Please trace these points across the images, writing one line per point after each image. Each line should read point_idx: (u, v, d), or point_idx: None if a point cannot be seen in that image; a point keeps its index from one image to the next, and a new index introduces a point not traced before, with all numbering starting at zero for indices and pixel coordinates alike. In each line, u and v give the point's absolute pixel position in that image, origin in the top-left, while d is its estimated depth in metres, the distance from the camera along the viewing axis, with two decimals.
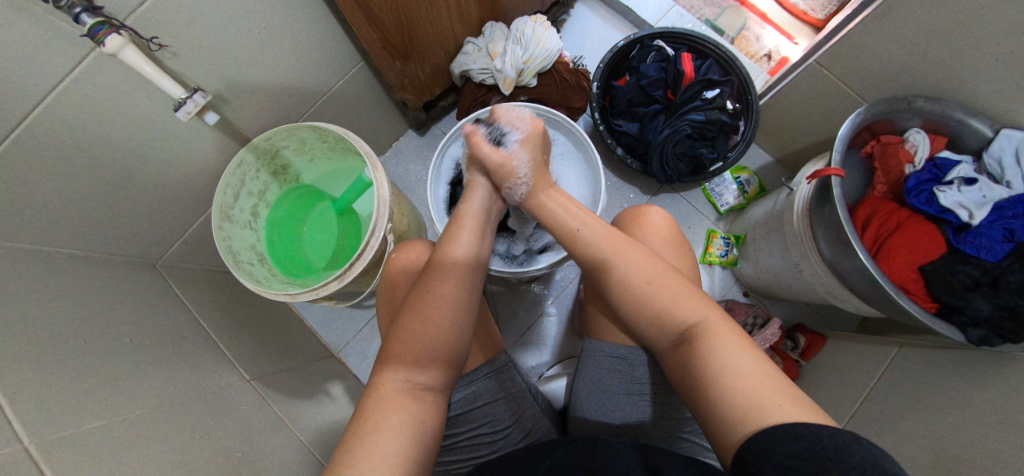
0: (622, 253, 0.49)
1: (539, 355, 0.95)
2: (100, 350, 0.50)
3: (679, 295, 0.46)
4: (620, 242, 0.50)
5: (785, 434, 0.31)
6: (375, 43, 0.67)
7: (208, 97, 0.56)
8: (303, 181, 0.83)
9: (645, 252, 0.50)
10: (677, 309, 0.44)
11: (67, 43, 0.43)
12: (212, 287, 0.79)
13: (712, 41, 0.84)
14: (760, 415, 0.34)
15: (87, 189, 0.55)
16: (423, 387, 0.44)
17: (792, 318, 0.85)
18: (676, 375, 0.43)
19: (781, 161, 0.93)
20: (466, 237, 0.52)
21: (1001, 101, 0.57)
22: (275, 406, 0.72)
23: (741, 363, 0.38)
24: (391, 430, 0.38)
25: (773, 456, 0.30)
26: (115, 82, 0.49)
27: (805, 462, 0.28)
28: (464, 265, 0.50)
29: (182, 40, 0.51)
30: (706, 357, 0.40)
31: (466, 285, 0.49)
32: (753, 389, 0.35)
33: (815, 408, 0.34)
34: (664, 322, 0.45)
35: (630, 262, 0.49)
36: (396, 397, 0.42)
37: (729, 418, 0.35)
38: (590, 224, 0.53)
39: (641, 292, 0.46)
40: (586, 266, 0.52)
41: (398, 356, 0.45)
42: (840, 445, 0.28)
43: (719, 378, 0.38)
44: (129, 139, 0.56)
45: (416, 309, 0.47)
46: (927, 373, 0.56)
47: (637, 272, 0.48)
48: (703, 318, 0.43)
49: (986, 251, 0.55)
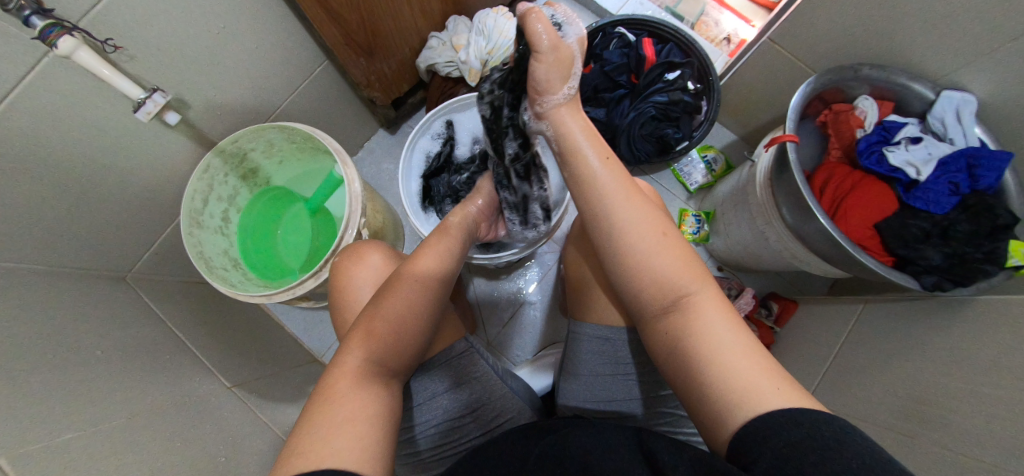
0: (634, 202, 0.46)
1: (523, 344, 0.96)
2: (69, 362, 0.49)
3: (679, 260, 0.44)
4: (633, 193, 0.46)
5: (786, 422, 0.30)
6: (338, 40, 0.67)
7: (168, 96, 0.55)
8: (274, 184, 0.82)
9: (649, 207, 0.46)
10: (678, 275, 0.42)
11: (17, 48, 0.42)
12: (186, 297, 0.77)
13: (671, 25, 0.86)
14: (753, 399, 0.34)
15: (48, 201, 0.53)
16: (383, 368, 0.43)
17: (765, 289, 0.88)
18: (663, 345, 0.42)
19: (745, 138, 0.96)
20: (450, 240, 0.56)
21: (937, 64, 0.60)
22: (260, 412, 0.71)
23: (732, 342, 0.38)
24: (354, 409, 0.37)
25: (772, 444, 0.30)
26: (69, 87, 0.48)
27: (805, 451, 0.28)
28: (431, 276, 0.50)
29: (138, 43, 0.51)
30: (698, 332, 0.39)
31: (439, 288, 0.50)
32: (748, 371, 0.35)
33: (801, 389, 0.35)
34: (661, 287, 0.43)
35: (640, 214, 0.45)
36: (357, 384, 0.39)
37: (722, 403, 0.35)
38: (610, 162, 0.48)
39: (645, 246, 0.43)
40: (589, 210, 0.47)
41: (365, 342, 0.43)
42: (839, 433, 0.28)
43: (714, 357, 0.37)
44: (88, 147, 0.55)
45: (383, 302, 0.46)
46: (889, 326, 0.59)
47: (646, 228, 0.44)
48: (696, 291, 0.42)
49: (934, 205, 0.57)
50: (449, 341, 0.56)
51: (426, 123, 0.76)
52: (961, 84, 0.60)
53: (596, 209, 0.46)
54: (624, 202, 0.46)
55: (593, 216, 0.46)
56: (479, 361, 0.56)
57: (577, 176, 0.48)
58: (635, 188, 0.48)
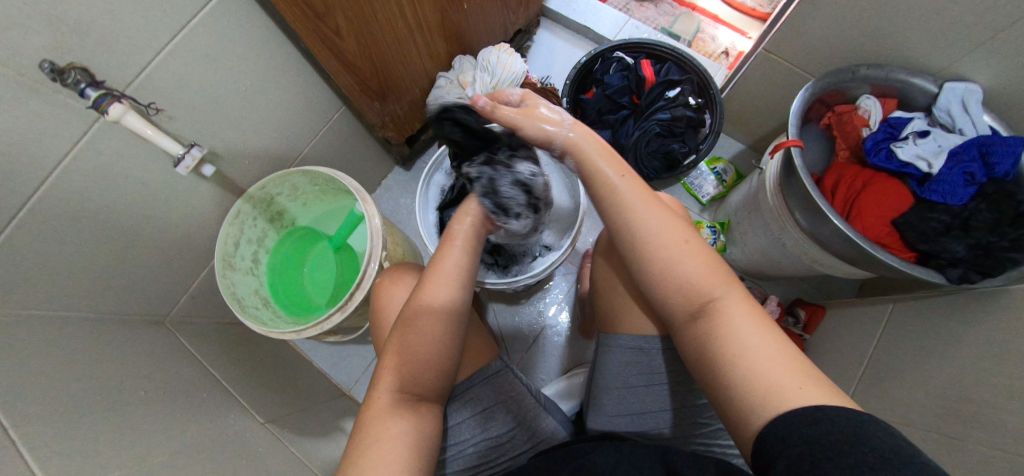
0: (654, 211, 0.47)
1: (547, 368, 0.95)
2: (113, 403, 0.51)
3: (706, 266, 0.44)
4: (653, 202, 0.47)
5: (808, 419, 0.31)
6: (353, 86, 0.72)
7: (204, 149, 0.59)
8: (298, 225, 0.87)
9: (674, 215, 0.47)
10: (703, 281, 0.43)
11: (74, 118, 0.48)
12: (220, 338, 0.81)
13: (668, 45, 0.89)
14: (778, 398, 0.34)
15: (95, 253, 0.58)
16: (415, 395, 0.46)
17: (791, 295, 0.86)
18: (692, 349, 0.43)
19: (753, 146, 0.97)
20: (457, 251, 0.54)
21: (935, 58, 0.60)
22: (292, 446, 0.72)
23: (756, 344, 0.38)
24: (392, 440, 0.41)
25: (795, 441, 0.31)
26: (117, 148, 0.54)
27: (824, 447, 0.29)
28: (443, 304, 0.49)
29: (176, 105, 0.56)
30: (726, 336, 0.40)
31: (455, 308, 0.50)
32: (773, 373, 0.36)
33: (832, 390, 0.35)
34: (689, 292, 0.43)
35: (660, 222, 0.46)
36: (389, 409, 0.43)
37: (749, 402, 0.36)
38: (629, 175, 0.49)
39: (673, 253, 0.44)
40: (609, 222, 0.48)
41: (395, 366, 0.46)
42: (861, 429, 0.29)
43: (740, 360, 0.38)
44: (132, 201, 0.60)
45: (405, 325, 0.48)
46: (923, 325, 0.57)
47: (670, 234, 0.45)
48: (723, 294, 0.42)
49: (951, 196, 0.56)
50: (486, 360, 0.56)
51: (439, 160, 0.81)
52: (963, 75, 0.60)
53: (619, 220, 0.47)
54: (643, 212, 0.47)
55: (613, 226, 0.48)
56: (513, 379, 0.56)
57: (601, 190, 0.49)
58: (656, 197, 0.48)
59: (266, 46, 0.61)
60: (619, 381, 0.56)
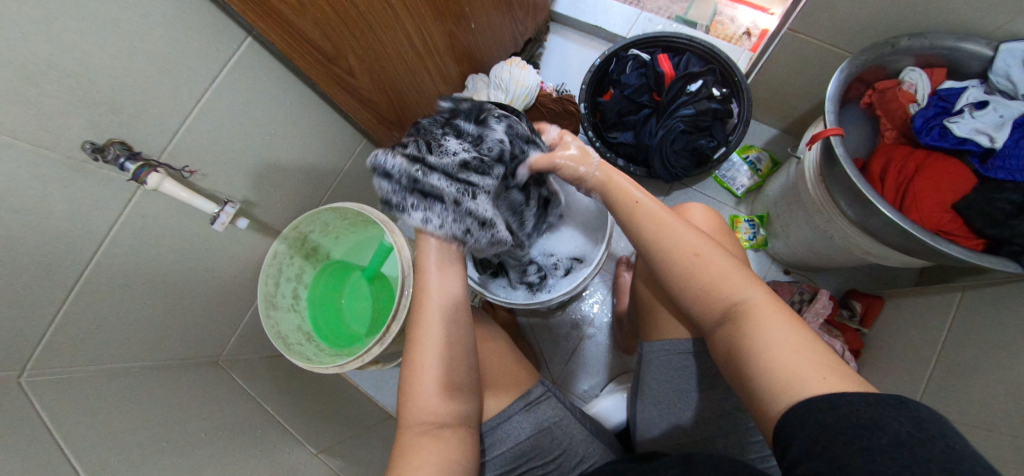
0: (670, 228, 0.46)
1: (590, 378, 0.93)
2: (181, 447, 0.55)
3: (725, 271, 0.43)
4: (674, 218, 0.48)
5: (822, 406, 0.29)
6: (370, 120, 0.77)
7: (237, 205, 0.62)
8: (333, 258, 0.90)
9: (690, 228, 0.47)
10: (720, 287, 0.42)
11: (118, 188, 0.51)
12: (271, 373, 0.85)
13: (684, 37, 0.86)
14: (797, 387, 0.33)
15: (150, 307, 0.62)
16: (440, 422, 0.45)
17: (844, 286, 0.81)
18: (721, 354, 0.42)
19: (788, 130, 0.91)
20: (434, 280, 0.49)
21: (987, 20, 0.54)
22: (344, 474, 0.74)
23: (778, 338, 0.36)
24: (419, 469, 0.41)
25: (808, 428, 0.29)
26: (158, 210, 0.57)
27: (838, 431, 0.27)
28: (440, 306, 0.48)
29: (209, 162, 0.59)
30: (749, 335, 0.38)
31: (448, 326, 0.47)
32: (792, 362, 0.34)
33: (857, 378, 0.32)
34: (709, 299, 0.43)
35: (675, 238, 0.46)
36: (416, 439, 0.44)
37: (766, 394, 0.35)
38: (650, 199, 0.50)
39: (688, 262, 0.44)
40: (634, 242, 0.50)
41: (412, 394, 0.46)
42: (878, 413, 0.27)
43: (760, 355, 0.36)
44: (178, 256, 0.63)
45: (411, 355, 0.47)
46: (1000, 315, 0.52)
47: (683, 246, 0.45)
48: (747, 296, 0.41)
49: (1019, 172, 0.51)
50: (526, 387, 0.56)
51: None
52: None
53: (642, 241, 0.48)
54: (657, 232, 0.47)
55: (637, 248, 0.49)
56: (555, 404, 0.55)
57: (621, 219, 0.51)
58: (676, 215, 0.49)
59: (286, 92, 0.64)
60: (664, 396, 0.54)
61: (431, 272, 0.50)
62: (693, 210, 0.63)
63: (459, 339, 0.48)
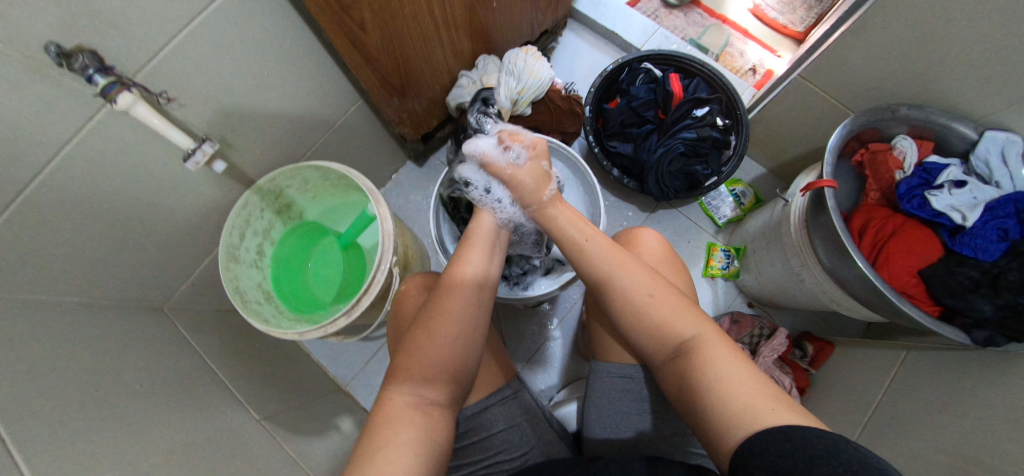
0: (626, 265, 0.49)
1: (547, 378, 0.94)
2: (114, 399, 0.50)
3: (675, 311, 0.45)
4: (624, 257, 0.49)
5: (779, 435, 0.30)
6: (373, 83, 0.69)
7: (216, 145, 0.56)
8: (306, 218, 0.85)
9: (641, 266, 0.49)
10: (673, 324, 0.44)
11: (81, 102, 0.45)
12: (220, 328, 0.79)
13: (698, 61, 0.87)
14: (750, 420, 0.33)
15: (97, 239, 0.56)
16: (431, 400, 0.44)
17: (798, 326, 0.87)
18: (674, 390, 0.42)
19: (775, 171, 0.95)
20: (475, 258, 0.52)
21: (982, 103, 0.60)
22: (286, 445, 0.71)
23: (730, 372, 0.38)
24: (401, 444, 0.38)
25: (767, 456, 0.30)
26: (123, 135, 0.51)
27: (794, 458, 0.28)
28: (472, 283, 0.50)
29: (190, 92, 0.54)
30: (701, 370, 0.39)
31: (474, 306, 0.49)
32: (745, 394, 0.35)
33: (805, 413, 0.34)
34: (660, 338, 0.44)
35: (633, 275, 0.48)
36: (402, 410, 0.41)
37: (722, 422, 0.35)
38: (594, 237, 0.52)
39: (640, 303, 0.46)
40: (589, 276, 0.50)
41: (407, 370, 0.45)
42: (830, 443, 0.28)
43: (712, 388, 0.37)
44: (138, 188, 0.57)
45: (425, 328, 0.46)
46: (936, 376, 0.57)
47: (635, 287, 0.47)
48: (698, 333, 0.43)
49: (982, 252, 0.57)
50: (503, 381, 0.56)
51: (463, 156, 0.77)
52: (1005, 125, 0.59)
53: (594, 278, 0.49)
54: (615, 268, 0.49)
55: (592, 283, 0.50)
56: (528, 402, 0.55)
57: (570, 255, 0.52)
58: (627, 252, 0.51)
59: (291, 33, 0.58)
60: (605, 416, 0.53)
61: (478, 237, 0.55)
62: (643, 235, 0.62)
63: (473, 326, 0.48)
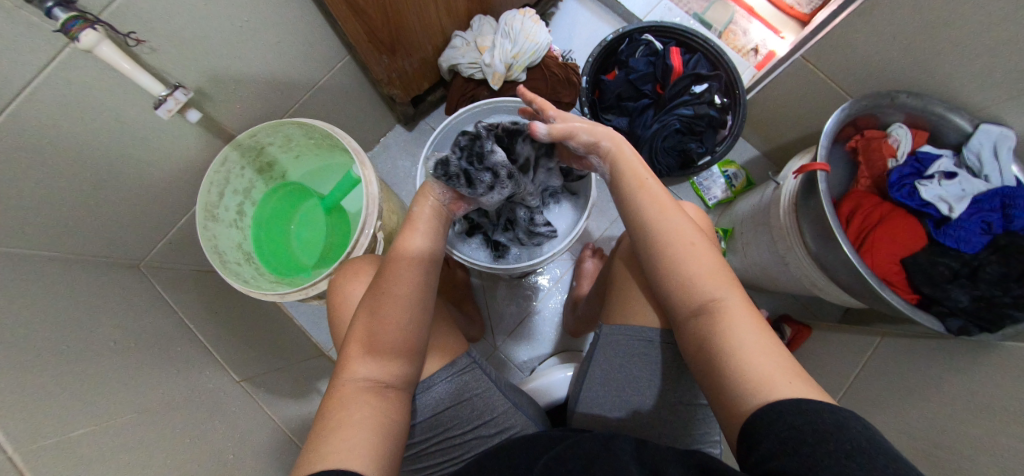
0: (667, 214, 0.45)
1: (530, 350, 0.96)
2: (84, 355, 0.48)
3: (710, 268, 0.43)
4: (670, 206, 0.46)
5: (793, 407, 0.31)
6: (361, 37, 0.65)
7: (189, 93, 0.54)
8: (288, 178, 0.82)
9: (683, 217, 0.46)
10: (703, 281, 0.42)
11: (39, 38, 0.41)
12: (197, 288, 0.77)
13: (700, 36, 0.84)
14: (762, 391, 0.34)
15: (63, 190, 0.53)
16: (388, 382, 0.43)
17: (777, 310, 0.89)
18: (692, 346, 0.42)
19: (768, 155, 0.95)
20: (417, 238, 0.51)
21: (978, 95, 0.59)
22: (267, 407, 0.71)
23: (753, 342, 0.37)
24: (355, 427, 0.38)
25: (776, 427, 0.30)
26: (89, 78, 0.47)
27: (802, 432, 0.29)
28: (417, 258, 0.49)
29: (160, 34, 0.49)
30: (726, 334, 0.39)
31: (422, 273, 0.48)
32: (762, 366, 0.36)
33: (816, 383, 0.35)
34: (689, 292, 0.42)
35: (671, 225, 0.45)
36: (356, 394, 0.41)
37: (737, 391, 0.36)
38: (649, 184, 0.48)
39: (679, 254, 0.43)
40: (626, 218, 0.48)
41: (363, 350, 0.44)
42: (838, 421, 0.28)
43: (734, 352, 0.37)
44: (106, 137, 0.53)
45: (372, 305, 0.45)
46: (908, 363, 0.59)
47: (676, 236, 0.44)
48: (724, 296, 0.41)
49: (964, 243, 0.58)
50: (450, 357, 0.54)
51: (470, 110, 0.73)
52: (1001, 118, 0.59)
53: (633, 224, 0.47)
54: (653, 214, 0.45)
55: (630, 226, 0.47)
56: (479, 376, 0.54)
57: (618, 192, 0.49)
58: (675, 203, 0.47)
59: None
60: (610, 380, 0.54)
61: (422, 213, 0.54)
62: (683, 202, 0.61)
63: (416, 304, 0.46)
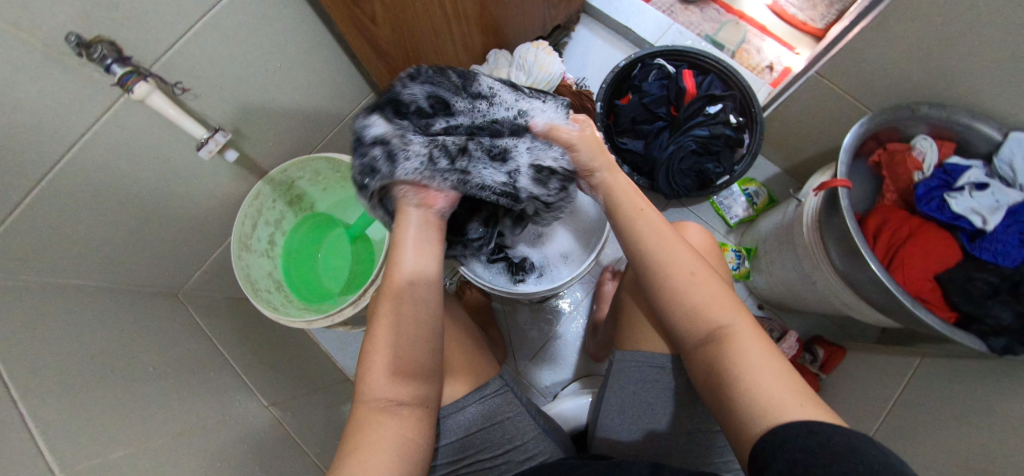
0: (668, 243, 0.44)
1: (553, 375, 0.95)
2: (125, 379, 0.51)
3: (714, 295, 0.42)
4: (671, 235, 0.45)
5: (802, 429, 0.30)
6: (382, 73, 0.71)
7: (229, 135, 0.58)
8: (317, 209, 0.86)
9: (685, 245, 0.45)
10: (707, 308, 0.42)
11: (98, 90, 0.46)
12: (231, 315, 0.81)
13: (712, 58, 0.86)
14: (773, 414, 0.33)
15: (115, 226, 0.58)
16: (398, 400, 0.42)
17: (811, 330, 0.85)
18: (702, 373, 0.42)
19: (790, 171, 0.94)
20: (410, 258, 0.45)
21: (1005, 103, 0.58)
22: (292, 431, 0.73)
23: (762, 365, 0.37)
24: (368, 452, 0.38)
25: (786, 449, 0.29)
26: (141, 123, 0.52)
27: (813, 454, 0.27)
28: (410, 282, 0.44)
29: (202, 82, 0.54)
30: (733, 358, 0.38)
31: (414, 287, 0.44)
32: (771, 389, 0.35)
33: (829, 406, 0.34)
34: (695, 321, 0.42)
35: (673, 254, 0.44)
36: (370, 417, 0.40)
37: (747, 412, 0.35)
38: (648, 211, 0.47)
39: (681, 284, 0.43)
40: (625, 250, 0.47)
41: (371, 370, 0.42)
42: (851, 442, 0.27)
43: (741, 376, 0.37)
44: (153, 176, 0.58)
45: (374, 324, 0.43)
46: (954, 385, 0.55)
47: (676, 266, 0.43)
48: (731, 322, 0.41)
49: (1003, 257, 0.55)
50: (483, 379, 0.54)
51: None
52: None
53: (632, 255, 0.46)
54: (653, 246, 0.44)
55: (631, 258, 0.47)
56: (511, 399, 0.54)
57: (615, 221, 0.48)
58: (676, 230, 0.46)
59: (299, 25, 0.59)
60: (629, 405, 0.53)
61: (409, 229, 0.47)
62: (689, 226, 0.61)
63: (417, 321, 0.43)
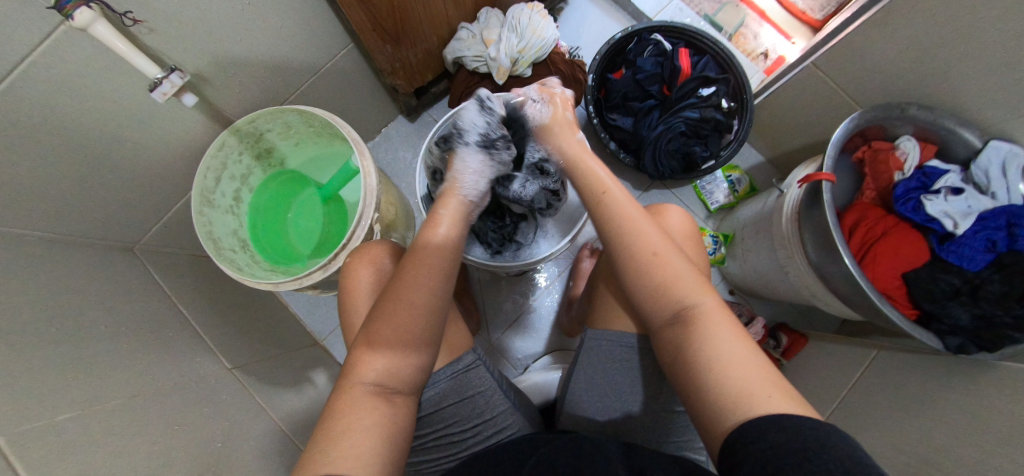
0: (637, 224, 0.46)
1: (525, 347, 0.95)
2: (73, 338, 0.48)
3: (680, 276, 0.43)
4: (640, 216, 0.47)
5: (770, 424, 0.30)
6: (365, 26, 0.64)
7: (186, 76, 0.53)
8: (287, 166, 0.82)
9: (653, 226, 0.46)
10: (676, 288, 0.43)
11: (31, 13, 0.40)
12: (191, 272, 0.77)
13: (710, 38, 0.83)
14: (745, 405, 0.33)
15: (57, 170, 0.52)
16: (394, 387, 0.42)
17: (775, 318, 0.89)
18: (670, 355, 0.42)
19: (773, 162, 0.94)
20: (444, 227, 0.50)
21: (990, 110, 0.58)
22: (257, 394, 0.71)
23: (732, 352, 0.37)
24: (358, 435, 0.38)
25: (756, 446, 0.30)
26: (84, 56, 0.46)
27: (782, 451, 0.28)
28: (446, 248, 0.48)
29: (157, 14, 0.48)
30: (705, 344, 0.38)
31: (440, 271, 0.46)
32: (743, 379, 0.35)
33: (798, 396, 0.34)
34: (661, 299, 0.43)
35: (640, 235, 0.45)
36: (363, 400, 0.40)
37: (717, 404, 0.35)
38: (611, 188, 0.50)
39: (647, 266, 0.44)
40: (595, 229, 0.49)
41: (374, 346, 0.43)
42: (822, 436, 0.28)
43: (713, 367, 0.37)
44: (101, 117, 0.52)
45: (392, 294, 0.44)
46: (905, 377, 0.58)
47: (642, 247, 0.45)
48: (699, 302, 0.41)
49: (968, 260, 0.57)
50: (457, 354, 0.54)
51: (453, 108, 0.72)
52: (1012, 135, 0.58)
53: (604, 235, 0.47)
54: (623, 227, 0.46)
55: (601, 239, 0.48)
56: (481, 374, 0.53)
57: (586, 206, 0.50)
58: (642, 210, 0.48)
59: None
60: (594, 385, 0.53)
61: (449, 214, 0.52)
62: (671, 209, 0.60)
63: (442, 292, 0.46)
